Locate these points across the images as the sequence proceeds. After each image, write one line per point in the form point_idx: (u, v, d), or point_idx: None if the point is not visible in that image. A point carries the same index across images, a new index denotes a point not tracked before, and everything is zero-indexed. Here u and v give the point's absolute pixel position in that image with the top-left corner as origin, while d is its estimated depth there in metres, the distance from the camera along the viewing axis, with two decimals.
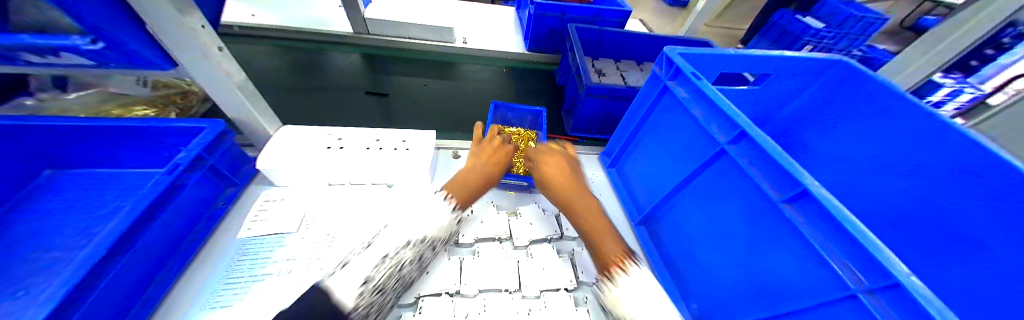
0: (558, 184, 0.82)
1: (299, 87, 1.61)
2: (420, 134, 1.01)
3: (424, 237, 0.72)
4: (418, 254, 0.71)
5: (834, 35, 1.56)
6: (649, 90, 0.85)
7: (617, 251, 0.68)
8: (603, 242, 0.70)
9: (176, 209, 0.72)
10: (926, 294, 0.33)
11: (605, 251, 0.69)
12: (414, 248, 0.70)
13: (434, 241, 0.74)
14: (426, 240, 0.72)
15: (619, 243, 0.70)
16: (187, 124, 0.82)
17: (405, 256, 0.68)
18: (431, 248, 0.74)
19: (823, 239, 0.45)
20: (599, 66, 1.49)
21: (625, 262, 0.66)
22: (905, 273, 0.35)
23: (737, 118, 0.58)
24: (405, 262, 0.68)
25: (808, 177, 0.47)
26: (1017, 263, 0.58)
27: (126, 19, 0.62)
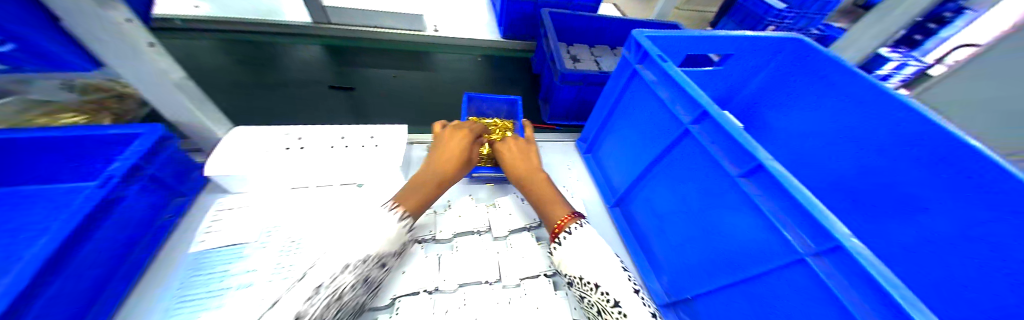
0: (511, 162, 0.82)
1: (255, 84, 1.49)
2: (389, 129, 0.96)
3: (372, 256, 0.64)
4: (365, 274, 0.63)
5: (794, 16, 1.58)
6: (619, 74, 0.85)
7: (562, 214, 0.71)
8: (550, 209, 0.73)
9: (114, 226, 0.65)
10: (869, 259, 0.35)
11: (551, 216, 0.72)
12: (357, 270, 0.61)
13: (396, 251, 0.70)
14: (370, 260, 0.63)
15: (566, 205, 0.73)
16: (118, 131, 0.73)
17: (346, 280, 0.59)
18: (386, 262, 0.68)
19: (778, 209, 0.45)
20: (573, 52, 1.48)
21: (568, 223, 0.68)
22: (849, 238, 0.36)
23: (698, 97, 0.57)
24: (344, 290, 0.59)
25: (763, 151, 0.47)
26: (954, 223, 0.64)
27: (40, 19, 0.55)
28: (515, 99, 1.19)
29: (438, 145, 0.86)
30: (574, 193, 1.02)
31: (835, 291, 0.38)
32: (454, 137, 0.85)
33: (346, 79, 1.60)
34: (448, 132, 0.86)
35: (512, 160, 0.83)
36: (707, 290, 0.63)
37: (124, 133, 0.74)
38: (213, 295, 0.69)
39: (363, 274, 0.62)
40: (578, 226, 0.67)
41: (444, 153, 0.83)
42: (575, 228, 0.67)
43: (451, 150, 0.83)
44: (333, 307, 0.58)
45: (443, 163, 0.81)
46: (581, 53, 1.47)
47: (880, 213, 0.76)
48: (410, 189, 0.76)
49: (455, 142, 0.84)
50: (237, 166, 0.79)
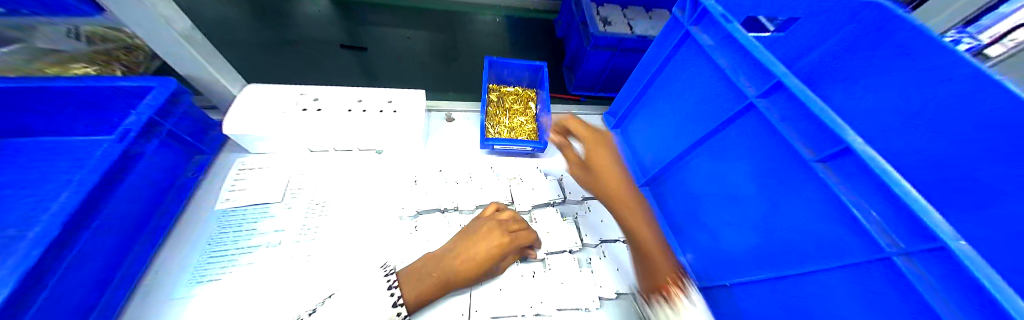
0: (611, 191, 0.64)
1: (264, 40, 1.42)
2: (408, 93, 0.90)
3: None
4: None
5: None
6: (667, 38, 0.76)
7: (666, 271, 0.54)
8: (655, 262, 0.56)
9: (138, 181, 0.64)
10: (975, 260, 0.29)
11: (656, 273, 0.54)
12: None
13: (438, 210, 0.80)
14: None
15: (673, 261, 0.56)
16: (129, 83, 0.70)
17: None
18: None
19: (860, 201, 0.41)
20: (604, 13, 1.34)
21: (675, 287, 0.51)
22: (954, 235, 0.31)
23: (773, 66, 0.50)
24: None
25: (851, 133, 0.40)
26: None
27: None
28: (540, 65, 1.10)
29: (474, 228, 0.70)
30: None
31: (923, 292, 0.35)
32: (489, 233, 0.67)
33: (357, 38, 1.51)
34: (486, 224, 0.69)
35: (603, 171, 0.66)
36: (752, 276, 0.61)
37: (135, 85, 0.70)
38: (242, 254, 0.68)
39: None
40: (688, 304, 0.48)
41: (473, 240, 0.66)
42: (684, 302, 0.49)
43: (480, 248, 0.65)
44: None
45: (460, 261, 0.64)
46: (613, 16, 1.33)
47: None
48: (419, 275, 0.62)
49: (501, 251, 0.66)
50: (252, 126, 0.75)
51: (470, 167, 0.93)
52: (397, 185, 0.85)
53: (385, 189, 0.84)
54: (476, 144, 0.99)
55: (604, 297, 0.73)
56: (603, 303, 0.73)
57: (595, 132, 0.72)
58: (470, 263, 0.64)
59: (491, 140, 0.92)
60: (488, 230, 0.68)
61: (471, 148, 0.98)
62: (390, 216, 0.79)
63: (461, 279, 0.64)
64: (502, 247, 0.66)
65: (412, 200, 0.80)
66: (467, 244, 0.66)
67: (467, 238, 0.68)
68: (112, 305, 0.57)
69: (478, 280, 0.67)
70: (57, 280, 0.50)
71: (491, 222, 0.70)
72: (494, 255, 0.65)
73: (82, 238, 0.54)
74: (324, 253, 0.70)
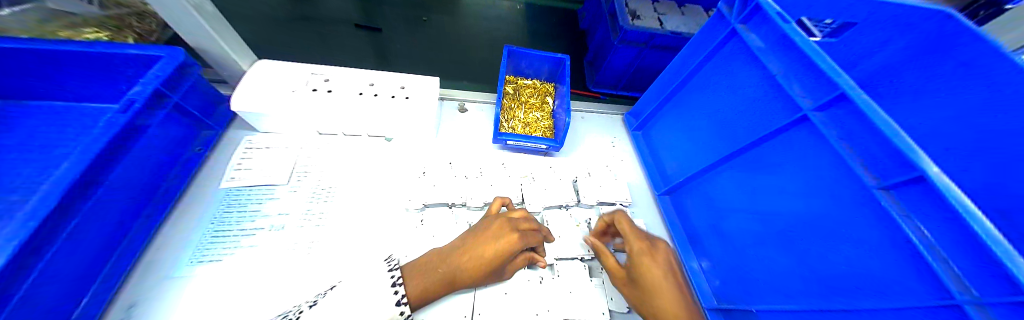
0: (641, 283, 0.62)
1: (279, 14, 1.38)
2: (421, 80, 0.86)
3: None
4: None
5: None
6: (707, 36, 0.70)
7: None
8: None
9: (142, 155, 0.62)
10: None
11: None
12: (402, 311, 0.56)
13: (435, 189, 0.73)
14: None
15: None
16: (138, 51, 0.66)
17: None
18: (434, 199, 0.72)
19: (929, 238, 0.36)
20: (632, 6, 1.27)
21: None
22: None
23: (836, 75, 0.44)
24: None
25: (928, 158, 0.34)
26: None
27: None
28: (562, 59, 1.03)
29: (481, 226, 0.66)
30: (615, 173, 0.93)
31: None
32: (497, 232, 0.63)
33: (373, 18, 1.47)
34: (495, 222, 0.66)
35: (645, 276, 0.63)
36: (778, 303, 0.56)
37: (141, 54, 0.67)
38: (244, 235, 0.66)
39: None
40: None
41: (481, 237, 0.63)
42: None
43: (486, 247, 0.61)
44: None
45: (465, 259, 0.61)
46: (642, 10, 1.25)
47: None
48: (424, 270, 0.59)
49: (506, 248, 0.61)
50: (260, 104, 0.72)
51: (481, 162, 0.89)
52: (405, 175, 0.81)
53: (393, 179, 0.81)
54: (489, 138, 0.95)
55: (613, 310, 0.70)
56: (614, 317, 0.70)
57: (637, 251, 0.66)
58: (477, 262, 0.61)
59: (505, 135, 0.87)
60: (496, 228, 0.64)
61: (484, 141, 0.94)
62: (397, 207, 0.76)
63: (465, 277, 0.61)
64: (510, 245, 0.61)
65: (419, 192, 0.77)
66: (473, 242, 0.63)
67: (473, 236, 0.64)
68: (111, 278, 0.56)
69: (485, 280, 0.63)
70: (59, 248, 0.48)
71: (499, 220, 0.66)
72: (499, 254, 0.61)
73: (84, 208, 0.52)
74: (327, 241, 0.68)
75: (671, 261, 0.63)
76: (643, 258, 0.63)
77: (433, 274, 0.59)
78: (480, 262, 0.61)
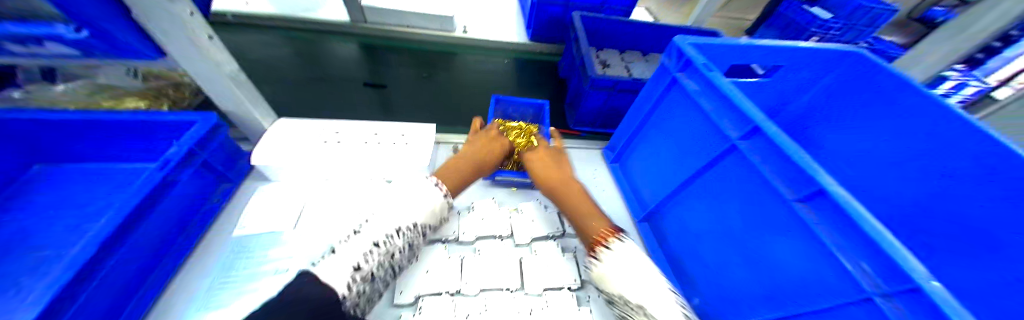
0: (547, 180, 0.86)
1: (296, 77, 1.57)
2: (420, 127, 0.98)
3: (417, 226, 0.78)
4: (409, 241, 0.76)
5: (842, 27, 1.41)
6: (658, 83, 0.84)
7: (600, 229, 0.72)
8: (590, 225, 0.74)
9: (169, 206, 0.70)
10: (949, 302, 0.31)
11: (588, 231, 0.74)
12: (404, 236, 0.75)
13: (425, 228, 0.81)
14: (416, 229, 0.78)
15: (605, 222, 0.74)
16: (177, 118, 0.79)
17: (395, 244, 0.73)
18: (421, 236, 0.80)
19: (836, 238, 0.43)
20: (603, 57, 1.53)
21: (607, 238, 0.69)
22: (927, 276, 0.33)
23: (750, 113, 0.55)
24: (394, 250, 0.73)
25: (825, 175, 0.44)
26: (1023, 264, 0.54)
27: (121, 17, 0.62)
28: (543, 104, 1.17)
29: (474, 148, 0.98)
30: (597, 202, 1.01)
31: None
32: (490, 144, 0.96)
33: (378, 77, 1.66)
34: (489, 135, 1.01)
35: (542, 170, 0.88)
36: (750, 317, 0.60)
37: (180, 120, 0.79)
38: (252, 279, 0.72)
39: (408, 240, 0.76)
40: (617, 241, 0.68)
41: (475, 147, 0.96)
42: (615, 243, 0.67)
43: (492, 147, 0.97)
44: (383, 265, 0.71)
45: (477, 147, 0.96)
46: (612, 60, 1.53)
47: (943, 248, 0.64)
48: (450, 172, 0.89)
49: (493, 154, 0.96)
50: (276, 157, 0.83)
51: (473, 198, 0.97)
52: None
53: None
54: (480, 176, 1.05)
55: None
56: None
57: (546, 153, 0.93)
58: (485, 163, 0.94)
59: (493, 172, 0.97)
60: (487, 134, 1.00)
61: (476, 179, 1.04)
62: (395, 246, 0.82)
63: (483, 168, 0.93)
64: (497, 153, 0.96)
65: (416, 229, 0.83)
66: (474, 152, 0.94)
67: (467, 150, 0.95)
68: None
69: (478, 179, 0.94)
70: (90, 293, 0.54)
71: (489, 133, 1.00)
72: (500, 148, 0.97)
73: (116, 256, 0.58)
74: None
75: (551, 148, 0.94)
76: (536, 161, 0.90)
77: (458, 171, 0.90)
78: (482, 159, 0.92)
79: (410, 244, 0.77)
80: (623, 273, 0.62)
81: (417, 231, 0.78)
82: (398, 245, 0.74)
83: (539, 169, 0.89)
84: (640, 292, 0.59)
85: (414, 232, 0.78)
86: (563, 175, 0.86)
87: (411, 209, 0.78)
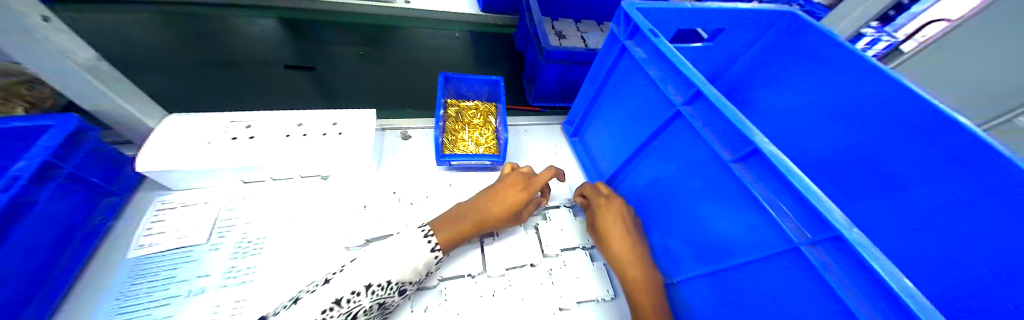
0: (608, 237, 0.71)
1: (204, 62, 1.33)
2: (356, 114, 0.87)
3: (392, 284, 0.63)
4: (379, 301, 0.62)
5: None
6: (607, 51, 0.81)
7: None
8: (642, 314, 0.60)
9: (30, 234, 0.55)
10: (867, 245, 0.33)
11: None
12: (375, 294, 0.61)
13: (404, 284, 0.65)
14: (391, 286, 0.63)
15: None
16: (22, 123, 0.60)
17: (365, 301, 0.60)
18: (400, 295, 0.65)
19: (768, 194, 0.44)
20: (558, 27, 1.46)
21: None
22: (847, 225, 0.34)
23: (693, 76, 0.53)
24: (359, 312, 0.60)
25: (759, 135, 0.44)
26: (923, 203, 0.61)
27: None
28: (496, 80, 1.09)
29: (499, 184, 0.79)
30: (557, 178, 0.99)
31: (827, 279, 0.37)
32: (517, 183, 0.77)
33: (309, 57, 1.45)
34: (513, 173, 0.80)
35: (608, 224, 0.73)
36: (693, 274, 0.63)
37: (26, 125, 0.61)
38: (160, 304, 0.60)
39: (379, 300, 0.62)
40: None
41: (501, 190, 0.76)
42: None
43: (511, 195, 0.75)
44: None
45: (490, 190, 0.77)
46: (567, 30, 1.46)
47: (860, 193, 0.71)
48: (454, 219, 0.73)
49: (516, 194, 0.75)
50: (173, 160, 0.68)
51: (426, 186, 0.89)
52: (345, 210, 0.79)
53: (333, 215, 0.78)
54: (432, 161, 0.97)
55: (566, 308, 0.72)
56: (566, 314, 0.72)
57: (606, 197, 0.77)
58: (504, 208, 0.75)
59: (447, 157, 0.90)
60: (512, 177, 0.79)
61: (428, 166, 0.96)
62: (336, 245, 0.74)
63: (492, 218, 0.74)
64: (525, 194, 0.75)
65: (361, 228, 0.75)
66: (496, 196, 0.75)
67: (489, 192, 0.77)
68: None
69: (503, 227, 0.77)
70: None
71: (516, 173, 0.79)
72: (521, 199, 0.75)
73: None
74: (260, 296, 0.64)
75: (619, 205, 0.75)
76: (601, 209, 0.75)
77: (465, 221, 0.73)
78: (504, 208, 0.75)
79: (383, 303, 0.63)
80: None
81: (393, 289, 0.63)
82: (365, 305, 0.60)
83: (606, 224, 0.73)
84: None
85: (389, 290, 0.63)
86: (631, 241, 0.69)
87: (392, 262, 0.64)
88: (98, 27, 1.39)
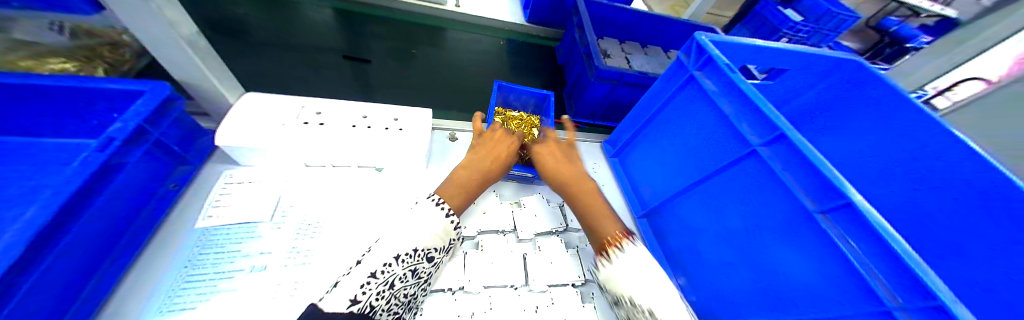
0: (564, 175, 0.80)
1: (263, 43, 1.38)
2: (415, 111, 0.89)
3: (419, 250, 0.61)
4: (412, 269, 0.60)
5: (809, 30, 1.43)
6: (671, 79, 0.82)
7: (613, 231, 0.67)
8: (602, 227, 0.69)
9: (115, 193, 0.57)
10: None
11: (600, 234, 0.69)
12: (405, 263, 0.59)
13: (432, 251, 0.64)
14: (418, 254, 0.61)
15: (619, 224, 0.69)
16: (118, 87, 0.64)
17: (398, 270, 0.57)
18: (428, 261, 0.63)
19: (857, 250, 0.44)
20: (604, 47, 1.49)
21: (620, 242, 0.64)
22: (951, 297, 0.33)
23: (776, 120, 0.54)
24: (396, 281, 0.57)
25: (851, 189, 0.44)
26: None
27: None
28: (547, 95, 1.11)
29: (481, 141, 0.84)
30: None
31: None
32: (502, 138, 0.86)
33: (359, 49, 1.50)
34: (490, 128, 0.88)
35: (554, 163, 0.82)
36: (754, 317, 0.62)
37: (124, 90, 0.64)
38: (223, 277, 0.62)
39: (410, 268, 0.59)
40: (632, 245, 0.63)
41: (491, 146, 0.84)
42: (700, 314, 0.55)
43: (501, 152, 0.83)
44: (386, 297, 0.56)
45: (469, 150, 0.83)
46: (612, 50, 1.49)
47: None
48: (457, 183, 0.74)
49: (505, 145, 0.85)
50: (248, 138, 0.71)
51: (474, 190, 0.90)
52: (399, 206, 0.82)
53: (387, 210, 0.81)
54: None
55: None
56: None
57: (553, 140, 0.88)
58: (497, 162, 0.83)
59: None
60: (491, 134, 0.87)
61: None
62: None
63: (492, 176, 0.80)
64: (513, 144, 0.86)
65: None
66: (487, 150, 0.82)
67: (479, 151, 0.82)
68: None
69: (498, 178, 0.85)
70: (20, 299, 0.44)
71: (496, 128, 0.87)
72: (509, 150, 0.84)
73: (36, 271, 0.45)
74: (316, 280, 0.65)
75: (563, 145, 0.86)
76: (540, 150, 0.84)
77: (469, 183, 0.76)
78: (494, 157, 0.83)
79: (414, 270, 0.61)
80: (633, 275, 0.59)
81: (422, 255, 0.61)
82: (398, 274, 0.58)
83: (546, 162, 0.83)
84: (649, 290, 0.56)
85: (417, 257, 0.61)
86: (575, 170, 0.81)
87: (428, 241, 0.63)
88: None
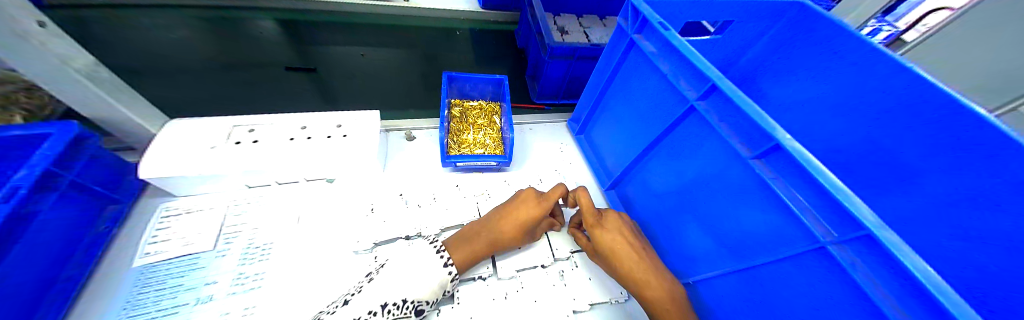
0: (618, 256, 0.67)
1: (205, 66, 1.32)
2: (360, 115, 0.85)
3: (409, 301, 0.60)
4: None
5: None
6: (615, 47, 0.79)
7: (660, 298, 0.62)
8: (647, 288, 0.63)
9: (31, 245, 0.53)
10: (897, 244, 0.31)
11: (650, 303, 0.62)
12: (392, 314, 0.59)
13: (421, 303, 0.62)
14: (408, 305, 0.60)
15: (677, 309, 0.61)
16: (23, 132, 0.59)
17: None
18: (416, 314, 0.62)
19: (790, 190, 0.43)
20: (561, 23, 1.45)
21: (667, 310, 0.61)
22: (876, 223, 0.32)
23: (707, 71, 0.52)
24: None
25: (780, 130, 0.43)
26: (943, 191, 0.59)
27: None
28: (502, 79, 1.07)
29: (511, 199, 0.76)
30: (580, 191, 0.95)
31: (860, 282, 0.36)
32: (531, 201, 0.73)
33: (310, 59, 1.43)
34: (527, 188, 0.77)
35: (617, 249, 0.68)
36: (714, 271, 0.62)
37: (28, 134, 0.60)
38: (166, 314, 0.59)
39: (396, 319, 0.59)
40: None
41: (514, 209, 0.73)
42: None
43: (522, 211, 0.72)
44: None
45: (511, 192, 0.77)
46: (569, 25, 1.45)
47: (865, 179, 0.70)
48: (467, 242, 0.69)
49: (531, 209, 0.72)
50: (176, 166, 0.67)
51: (434, 187, 0.88)
52: (353, 213, 0.79)
53: (341, 219, 0.78)
54: (438, 161, 0.95)
55: (579, 310, 0.71)
56: (593, 306, 0.73)
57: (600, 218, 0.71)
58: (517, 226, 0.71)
59: (453, 158, 0.88)
60: (523, 197, 0.75)
61: (434, 167, 0.94)
62: (345, 249, 0.73)
63: (505, 237, 0.71)
64: (541, 212, 0.72)
65: (369, 231, 0.74)
66: (510, 211, 0.72)
67: (499, 210, 0.74)
68: None
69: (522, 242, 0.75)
70: None
71: (531, 190, 0.75)
72: (535, 212, 0.72)
73: None
74: (267, 304, 0.63)
75: (618, 224, 0.71)
76: (600, 230, 0.70)
77: (476, 240, 0.70)
78: (516, 223, 0.71)
79: None
80: None
81: (409, 308, 0.60)
82: None
83: (610, 245, 0.68)
84: None
85: (405, 309, 0.60)
86: (638, 255, 0.67)
87: (413, 279, 0.62)
88: (98, 34, 1.37)
